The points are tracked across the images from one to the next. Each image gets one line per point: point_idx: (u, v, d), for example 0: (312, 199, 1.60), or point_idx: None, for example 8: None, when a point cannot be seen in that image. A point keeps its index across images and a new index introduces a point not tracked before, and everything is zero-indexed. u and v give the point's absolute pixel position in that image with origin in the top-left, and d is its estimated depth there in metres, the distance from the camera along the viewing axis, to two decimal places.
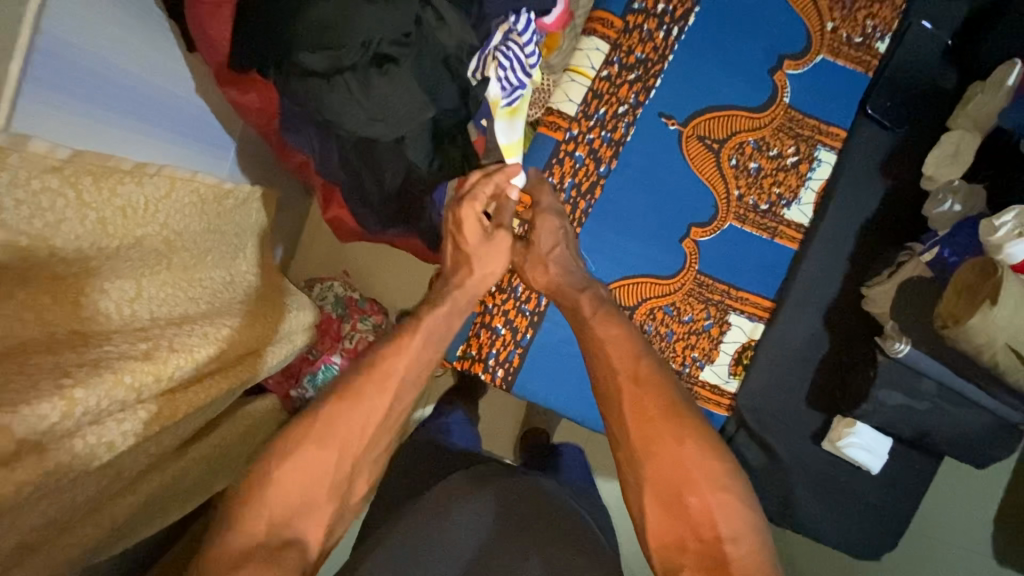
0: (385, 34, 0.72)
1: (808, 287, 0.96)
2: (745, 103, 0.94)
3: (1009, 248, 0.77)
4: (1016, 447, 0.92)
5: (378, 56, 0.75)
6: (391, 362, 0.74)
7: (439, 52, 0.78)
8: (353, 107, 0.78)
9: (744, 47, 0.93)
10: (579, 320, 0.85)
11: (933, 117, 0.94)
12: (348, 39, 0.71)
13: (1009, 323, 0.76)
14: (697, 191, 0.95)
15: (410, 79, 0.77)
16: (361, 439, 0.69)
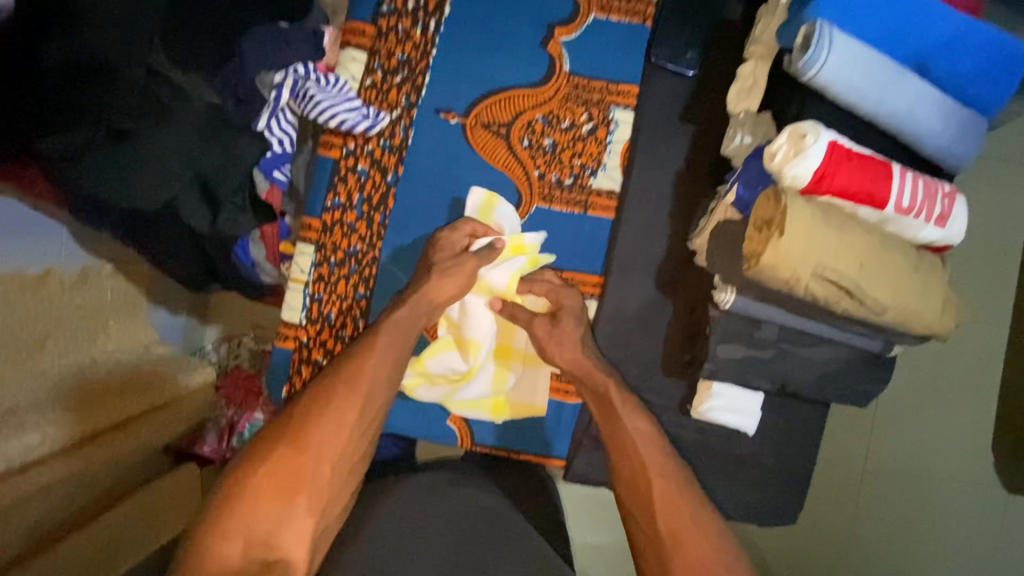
0: (115, 112, 0.72)
1: (633, 254, 0.91)
2: (522, 80, 0.90)
3: (789, 171, 0.71)
4: (884, 378, 0.87)
5: (115, 131, 0.74)
6: (364, 362, 0.80)
7: (188, 119, 0.78)
8: (110, 184, 0.78)
9: (510, 25, 0.90)
10: (606, 406, 0.86)
11: (724, 53, 0.91)
12: (74, 118, 0.71)
13: (805, 249, 0.72)
14: (496, 181, 0.91)
15: (157, 149, 0.77)
16: (344, 449, 0.75)
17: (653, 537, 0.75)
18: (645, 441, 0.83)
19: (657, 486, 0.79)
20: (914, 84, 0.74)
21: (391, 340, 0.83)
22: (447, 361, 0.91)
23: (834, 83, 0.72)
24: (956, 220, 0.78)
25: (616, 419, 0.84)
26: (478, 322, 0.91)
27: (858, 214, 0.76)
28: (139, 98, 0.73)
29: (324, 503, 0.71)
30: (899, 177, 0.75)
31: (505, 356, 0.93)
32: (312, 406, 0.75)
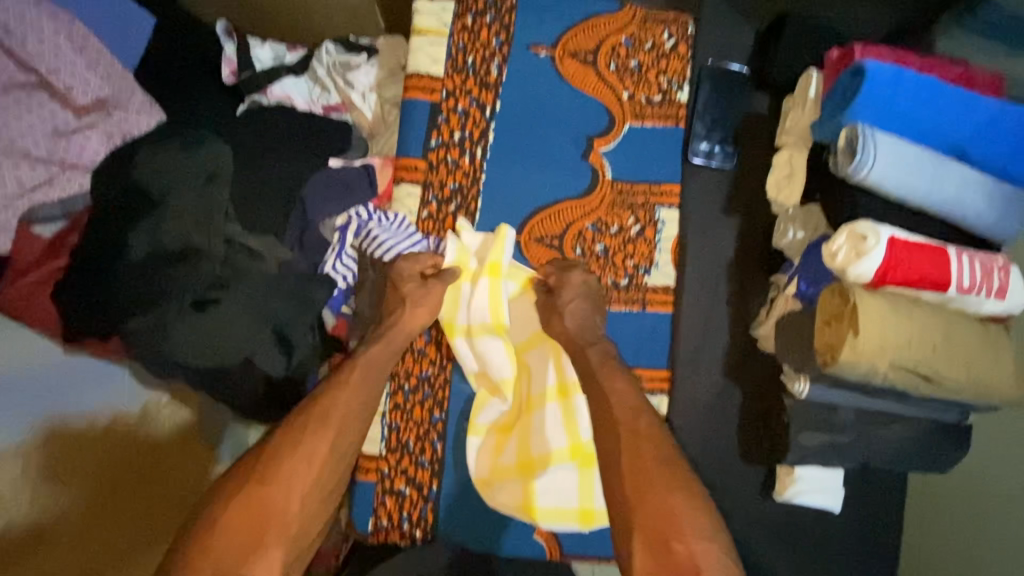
0: (200, 283, 0.78)
1: (694, 344, 0.93)
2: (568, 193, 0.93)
3: (853, 270, 0.74)
4: (964, 445, 0.87)
5: (200, 301, 0.78)
6: (332, 402, 0.73)
7: (264, 276, 0.83)
8: (193, 348, 0.79)
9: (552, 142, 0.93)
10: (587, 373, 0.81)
11: (758, 145, 0.95)
12: (161, 294, 0.76)
13: (881, 344, 0.74)
14: None
15: (238, 309, 0.80)
16: (312, 477, 0.68)
17: (625, 477, 0.70)
18: (622, 394, 0.77)
19: (622, 441, 0.72)
20: (956, 172, 0.77)
21: (365, 381, 0.77)
22: (497, 453, 0.89)
23: (883, 181, 0.76)
24: (1015, 290, 0.80)
25: (591, 382, 0.79)
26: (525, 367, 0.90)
27: (922, 298, 0.78)
28: (216, 268, 0.79)
29: (291, 537, 0.65)
30: (957, 259, 0.77)
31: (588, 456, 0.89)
32: (284, 439, 0.69)
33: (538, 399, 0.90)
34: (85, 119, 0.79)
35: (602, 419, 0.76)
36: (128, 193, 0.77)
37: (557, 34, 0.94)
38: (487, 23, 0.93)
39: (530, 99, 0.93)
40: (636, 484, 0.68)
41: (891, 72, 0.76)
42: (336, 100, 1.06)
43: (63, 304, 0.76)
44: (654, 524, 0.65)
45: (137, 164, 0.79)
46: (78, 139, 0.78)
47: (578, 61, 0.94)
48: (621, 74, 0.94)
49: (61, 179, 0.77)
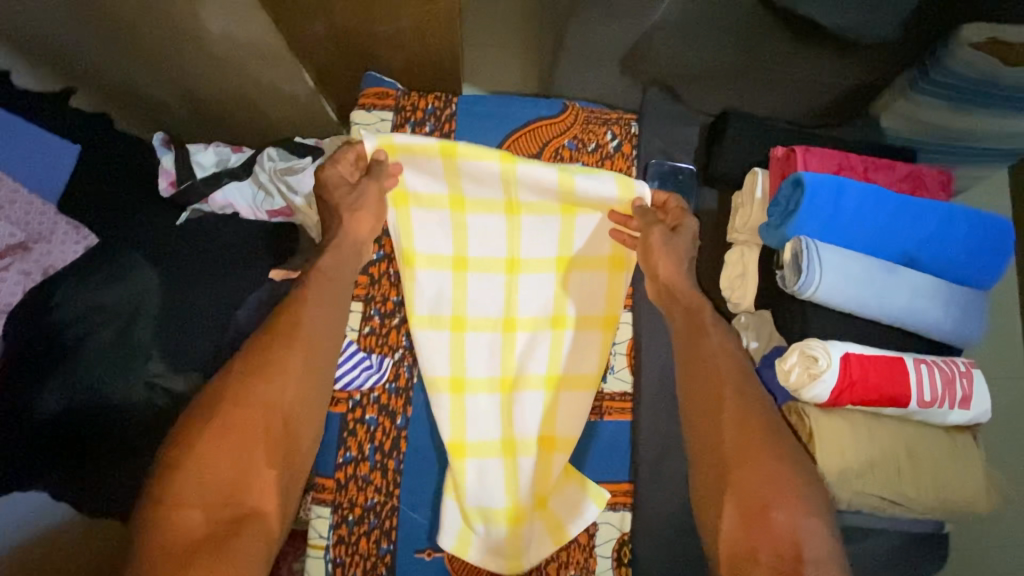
0: (123, 432, 0.76)
1: (660, 457, 0.88)
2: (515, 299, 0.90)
3: (806, 392, 0.71)
4: (944, 556, 0.83)
5: (125, 449, 0.76)
6: (300, 314, 0.72)
7: (189, 417, 0.78)
8: (122, 503, 0.76)
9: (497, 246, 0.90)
10: (697, 318, 0.77)
11: (710, 242, 0.93)
12: (83, 448, 0.74)
13: (840, 469, 0.71)
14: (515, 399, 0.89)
15: (162, 457, 0.76)
16: (295, 400, 0.68)
17: (709, 448, 0.68)
18: (727, 354, 0.73)
19: (727, 402, 0.69)
20: (907, 281, 0.75)
21: (326, 292, 0.76)
22: (459, 479, 0.85)
23: (833, 297, 0.73)
24: (979, 399, 0.77)
25: (704, 339, 0.75)
26: (475, 243, 0.90)
27: (882, 413, 0.75)
28: (141, 415, 0.76)
29: (282, 453, 0.65)
30: (917, 372, 0.74)
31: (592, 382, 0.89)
32: (250, 359, 0.67)
33: (501, 417, 0.88)
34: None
35: (705, 375, 0.72)
36: (42, 343, 0.74)
37: (499, 140, 0.92)
38: (427, 132, 0.92)
39: None
40: (735, 442, 0.66)
41: (833, 182, 0.74)
42: (280, 205, 1.03)
43: None
44: (754, 493, 0.62)
45: (56, 306, 0.76)
46: None
47: None
48: None
49: None
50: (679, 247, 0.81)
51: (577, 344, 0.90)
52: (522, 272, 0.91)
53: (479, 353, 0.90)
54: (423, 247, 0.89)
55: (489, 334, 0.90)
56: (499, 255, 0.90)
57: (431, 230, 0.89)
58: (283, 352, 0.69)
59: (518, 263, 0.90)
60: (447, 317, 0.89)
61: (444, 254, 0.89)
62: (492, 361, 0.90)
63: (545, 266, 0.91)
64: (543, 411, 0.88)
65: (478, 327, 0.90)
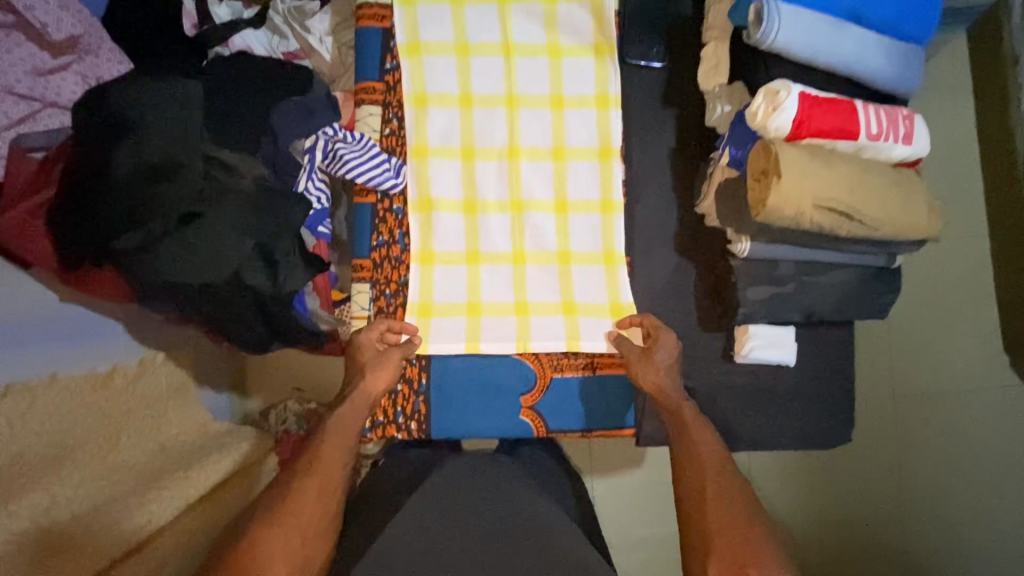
0: (182, 199, 0.83)
1: (650, 233, 1.02)
2: (524, 138, 1.00)
3: (771, 124, 0.83)
4: (898, 287, 0.97)
5: (185, 216, 0.84)
6: (319, 450, 0.83)
7: (243, 195, 0.87)
8: (186, 266, 0.86)
9: (500, 88, 1.00)
10: (680, 423, 0.89)
11: (688, 43, 1.04)
12: (149, 212, 0.82)
13: (804, 187, 0.83)
14: (528, 223, 1.00)
15: (221, 225, 0.86)
16: (314, 517, 0.77)
17: (699, 523, 0.79)
18: (709, 446, 0.86)
19: (710, 479, 0.82)
20: (853, 34, 0.87)
21: (342, 435, 0.86)
22: (475, 281, 0.99)
23: (791, 47, 0.85)
24: (920, 135, 0.90)
25: (687, 430, 0.88)
26: (479, 80, 1.00)
27: (837, 148, 0.87)
28: (199, 182, 0.84)
29: (302, 563, 0.74)
30: (864, 110, 0.87)
31: (610, 208, 1.01)
32: (276, 499, 0.78)
33: (512, 233, 1.00)
34: (62, 59, 0.85)
35: (694, 461, 0.85)
36: (110, 120, 0.82)
37: None
38: None
39: (475, 51, 1.00)
40: (719, 518, 0.78)
41: None
42: (295, 47, 1.13)
43: (57, 234, 0.83)
44: (733, 555, 0.75)
45: (112, 95, 0.83)
46: (56, 81, 0.84)
47: None
48: None
49: (43, 115, 0.84)
50: (658, 357, 0.92)
51: (579, 171, 1.01)
52: (522, 109, 1.00)
53: (488, 178, 1.00)
54: (433, 87, 1.00)
55: (497, 164, 1.00)
56: (499, 92, 1.00)
57: (439, 70, 1.00)
58: (302, 481, 0.80)
59: (516, 98, 1.00)
60: (457, 147, 0.99)
61: (452, 92, 1.00)
62: (500, 184, 1.00)
63: (541, 101, 1.01)
64: (554, 229, 1.01)
65: (485, 155, 1.00)
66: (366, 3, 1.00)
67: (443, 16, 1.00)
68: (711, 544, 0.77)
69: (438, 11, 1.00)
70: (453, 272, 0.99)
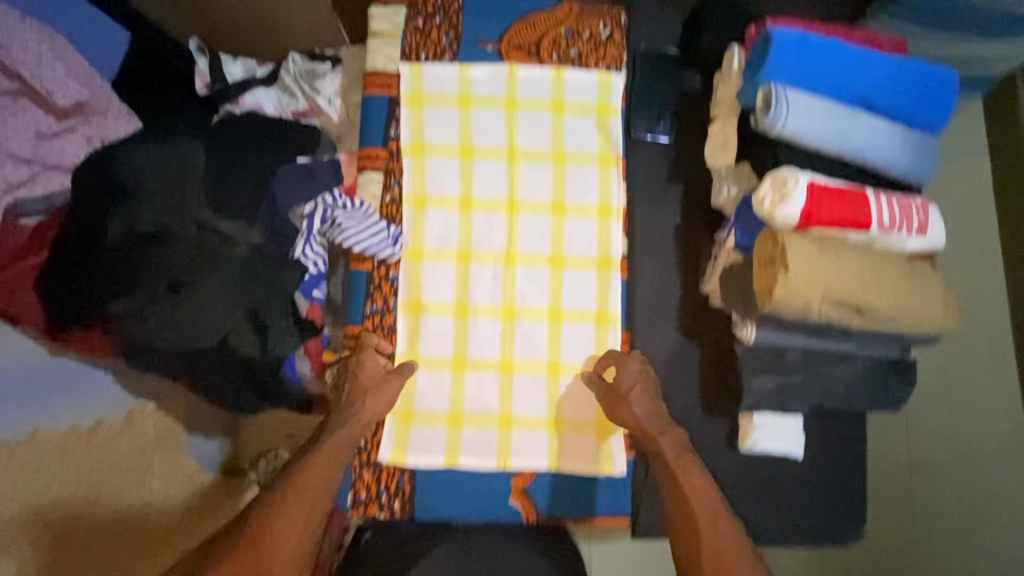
0: (172, 267, 0.82)
1: (651, 310, 0.99)
2: (521, 243, 0.99)
3: (779, 213, 0.80)
4: (912, 380, 0.92)
5: (174, 283, 0.83)
6: (302, 477, 0.80)
7: (236, 261, 0.87)
8: (171, 333, 0.84)
9: (500, 192, 1.00)
10: (663, 465, 0.85)
11: (696, 117, 1.03)
12: (137, 279, 0.81)
13: (813, 279, 0.80)
14: (520, 330, 0.97)
15: (210, 292, 0.84)
16: (296, 550, 0.75)
17: None
18: (701, 490, 0.82)
19: (703, 529, 0.78)
20: (866, 123, 0.84)
21: (335, 459, 0.82)
22: (460, 391, 0.95)
23: (801, 136, 0.83)
24: (933, 227, 0.86)
25: (675, 477, 0.83)
26: (481, 184, 1.00)
27: (848, 238, 0.84)
28: (191, 251, 0.84)
29: None
30: (876, 201, 0.84)
31: (606, 321, 0.98)
32: (257, 525, 0.76)
33: (501, 341, 0.96)
34: (68, 123, 0.85)
35: (683, 513, 0.80)
36: (106, 187, 0.83)
37: (502, 30, 1.02)
38: (438, 24, 1.01)
39: (479, 152, 1.00)
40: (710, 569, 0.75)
41: (796, 37, 0.84)
42: (304, 107, 1.13)
43: (46, 297, 0.82)
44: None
45: (115, 161, 0.85)
46: (59, 142, 0.84)
47: (521, 51, 1.02)
48: (562, 61, 1.02)
49: (42, 179, 0.84)
50: (622, 389, 0.90)
51: (576, 282, 0.99)
52: (522, 214, 1.00)
53: (483, 284, 0.98)
54: (434, 190, 0.99)
55: (492, 270, 0.98)
56: (500, 196, 1.00)
57: (441, 172, 0.99)
58: (284, 507, 0.77)
59: (517, 203, 0.99)
60: (454, 251, 0.98)
61: (453, 195, 0.99)
62: (494, 290, 0.98)
63: (542, 208, 1.00)
64: (546, 339, 0.97)
65: (482, 259, 0.98)
66: (373, 70, 1.00)
67: (450, 120, 1.00)
68: None
69: (445, 115, 1.00)
70: (437, 379, 0.95)
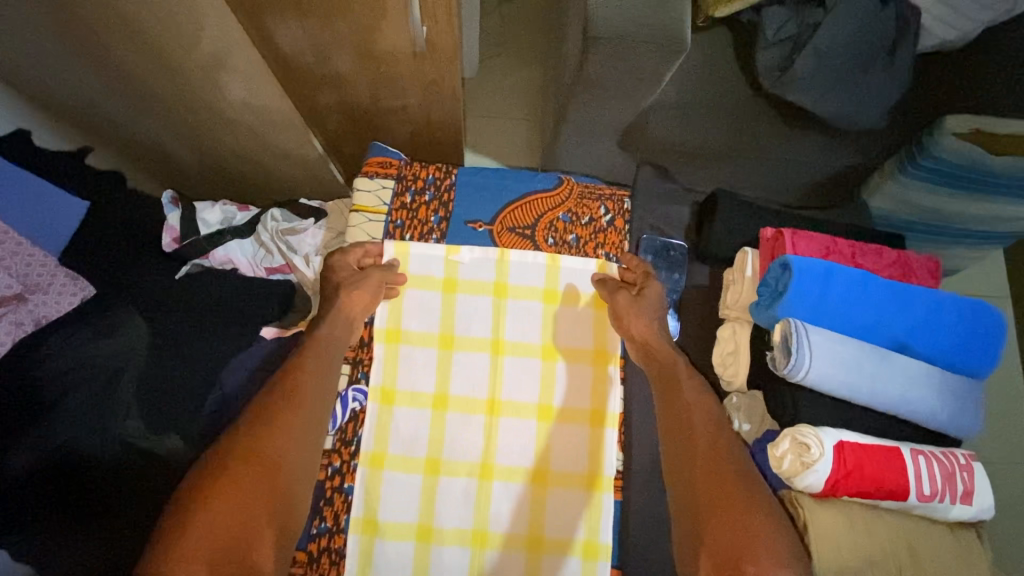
0: (92, 495, 0.74)
1: (647, 543, 0.84)
2: (501, 454, 0.86)
3: (798, 481, 0.69)
4: None
5: (93, 509, 0.74)
6: (301, 378, 0.73)
7: (173, 482, 0.79)
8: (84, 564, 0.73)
9: (479, 389, 0.88)
10: (669, 375, 0.79)
11: (701, 314, 0.94)
12: (54, 496, 0.72)
13: (842, 569, 0.68)
14: (493, 564, 0.83)
15: (139, 515, 0.76)
16: (303, 464, 0.68)
17: (690, 487, 0.68)
18: (703, 405, 0.74)
19: (703, 449, 0.69)
20: (900, 369, 0.73)
21: (328, 361, 0.77)
22: None
23: (823, 383, 0.73)
24: (981, 494, 0.73)
25: (675, 381, 0.77)
26: (460, 379, 0.88)
27: (881, 506, 0.72)
28: (113, 474, 0.76)
29: (284, 517, 0.64)
30: (915, 465, 0.71)
31: (594, 553, 0.84)
32: (255, 422, 0.67)
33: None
34: None
35: (683, 418, 0.73)
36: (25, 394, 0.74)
37: (495, 211, 0.96)
38: (427, 201, 0.95)
39: (458, 341, 0.90)
40: (710, 493, 0.66)
41: (820, 269, 0.75)
42: (280, 262, 1.03)
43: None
44: (729, 548, 0.61)
45: (42, 359, 0.76)
46: None
47: (516, 235, 0.95)
48: (559, 247, 0.95)
49: None
50: (645, 307, 0.86)
51: (561, 505, 0.85)
52: (503, 418, 0.87)
53: (452, 501, 0.84)
54: (405, 385, 0.88)
55: (464, 485, 0.85)
56: (479, 395, 0.88)
57: (414, 364, 0.89)
58: (276, 404, 0.69)
59: (498, 406, 0.87)
60: (421, 458, 0.86)
61: (426, 391, 0.88)
62: (465, 510, 0.84)
63: (527, 411, 0.88)
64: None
65: (453, 471, 0.85)
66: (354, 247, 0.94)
67: (431, 306, 0.91)
68: (704, 518, 0.64)
69: (426, 301, 0.91)
70: None
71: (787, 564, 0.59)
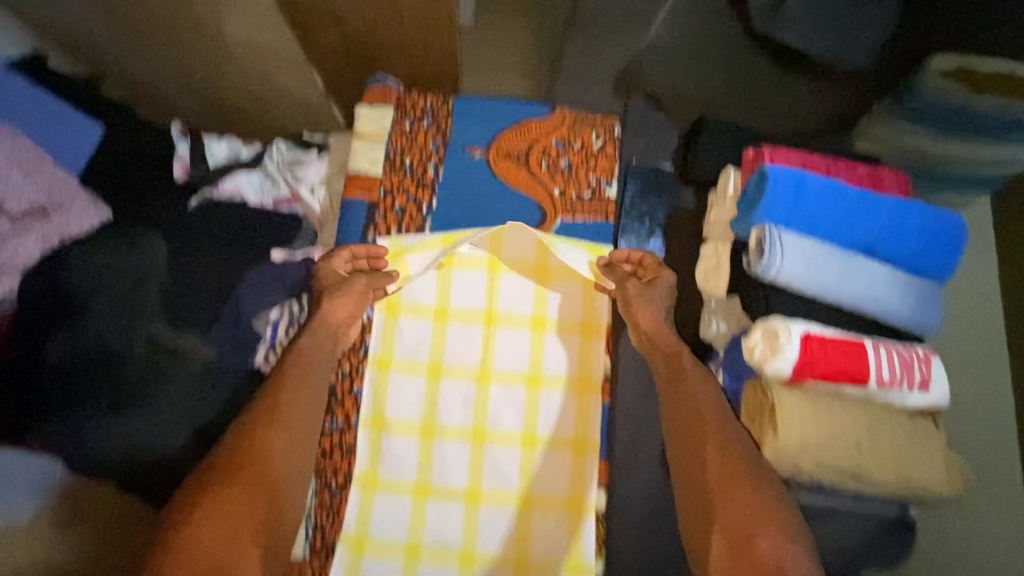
0: (120, 391, 0.80)
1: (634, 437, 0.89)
2: (498, 358, 0.95)
3: (769, 367, 0.76)
4: (912, 543, 0.84)
5: (121, 404, 0.80)
6: (280, 394, 0.76)
7: (194, 383, 0.85)
8: (113, 454, 0.79)
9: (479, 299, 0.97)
10: (676, 367, 0.82)
11: (687, 230, 0.99)
12: (87, 393, 0.78)
13: (806, 442, 0.75)
14: (491, 457, 0.91)
15: (164, 410, 0.82)
16: (284, 476, 0.72)
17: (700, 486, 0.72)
18: (707, 395, 0.78)
19: (709, 443, 0.74)
20: (865, 269, 0.79)
21: (308, 371, 0.81)
22: (419, 519, 0.89)
23: (793, 280, 0.79)
24: (936, 382, 0.80)
25: (682, 377, 0.80)
26: (459, 293, 0.97)
27: (845, 392, 0.78)
28: (141, 370, 0.82)
29: (268, 534, 0.67)
30: (876, 354, 0.77)
31: (583, 448, 0.91)
32: (233, 448, 0.71)
33: (468, 468, 0.90)
34: (24, 224, 0.81)
35: (688, 416, 0.77)
36: (55, 299, 0.79)
37: (490, 137, 1.00)
38: (425, 128, 1.00)
39: (458, 256, 0.97)
40: (721, 483, 0.70)
41: (793, 178, 0.80)
42: (285, 193, 1.06)
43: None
44: (740, 527, 0.67)
45: (65, 268, 0.81)
46: (12, 243, 0.79)
47: (510, 160, 0.99)
48: (552, 171, 1.00)
49: None
50: (653, 299, 0.88)
51: (553, 405, 0.93)
52: (501, 327, 0.96)
53: (453, 402, 0.93)
54: (409, 298, 0.96)
55: (465, 386, 0.93)
56: (477, 308, 0.97)
57: (418, 280, 0.96)
58: (253, 428, 0.73)
59: (495, 317, 0.96)
60: (424, 364, 0.94)
61: (429, 304, 0.96)
62: (465, 410, 0.92)
63: (521, 323, 0.96)
64: (518, 467, 0.91)
65: (454, 375, 0.94)
66: (357, 171, 0.98)
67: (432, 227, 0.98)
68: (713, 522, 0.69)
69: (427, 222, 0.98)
70: (395, 506, 0.89)
71: (795, 539, 0.65)
